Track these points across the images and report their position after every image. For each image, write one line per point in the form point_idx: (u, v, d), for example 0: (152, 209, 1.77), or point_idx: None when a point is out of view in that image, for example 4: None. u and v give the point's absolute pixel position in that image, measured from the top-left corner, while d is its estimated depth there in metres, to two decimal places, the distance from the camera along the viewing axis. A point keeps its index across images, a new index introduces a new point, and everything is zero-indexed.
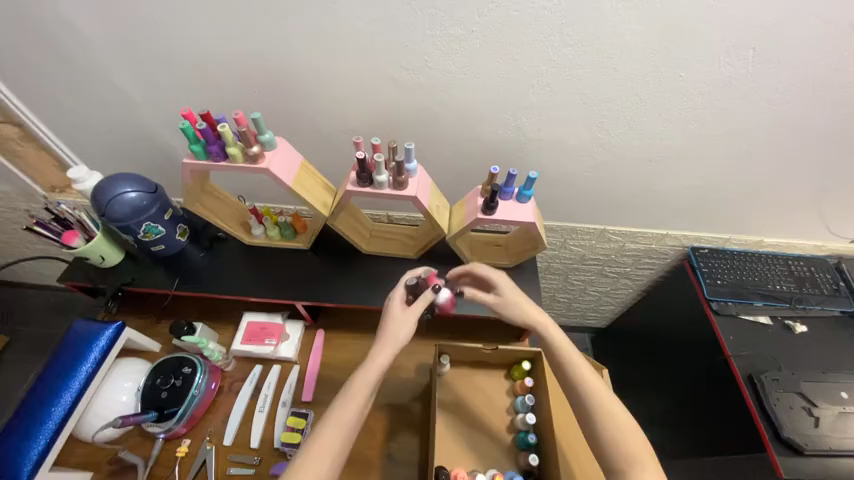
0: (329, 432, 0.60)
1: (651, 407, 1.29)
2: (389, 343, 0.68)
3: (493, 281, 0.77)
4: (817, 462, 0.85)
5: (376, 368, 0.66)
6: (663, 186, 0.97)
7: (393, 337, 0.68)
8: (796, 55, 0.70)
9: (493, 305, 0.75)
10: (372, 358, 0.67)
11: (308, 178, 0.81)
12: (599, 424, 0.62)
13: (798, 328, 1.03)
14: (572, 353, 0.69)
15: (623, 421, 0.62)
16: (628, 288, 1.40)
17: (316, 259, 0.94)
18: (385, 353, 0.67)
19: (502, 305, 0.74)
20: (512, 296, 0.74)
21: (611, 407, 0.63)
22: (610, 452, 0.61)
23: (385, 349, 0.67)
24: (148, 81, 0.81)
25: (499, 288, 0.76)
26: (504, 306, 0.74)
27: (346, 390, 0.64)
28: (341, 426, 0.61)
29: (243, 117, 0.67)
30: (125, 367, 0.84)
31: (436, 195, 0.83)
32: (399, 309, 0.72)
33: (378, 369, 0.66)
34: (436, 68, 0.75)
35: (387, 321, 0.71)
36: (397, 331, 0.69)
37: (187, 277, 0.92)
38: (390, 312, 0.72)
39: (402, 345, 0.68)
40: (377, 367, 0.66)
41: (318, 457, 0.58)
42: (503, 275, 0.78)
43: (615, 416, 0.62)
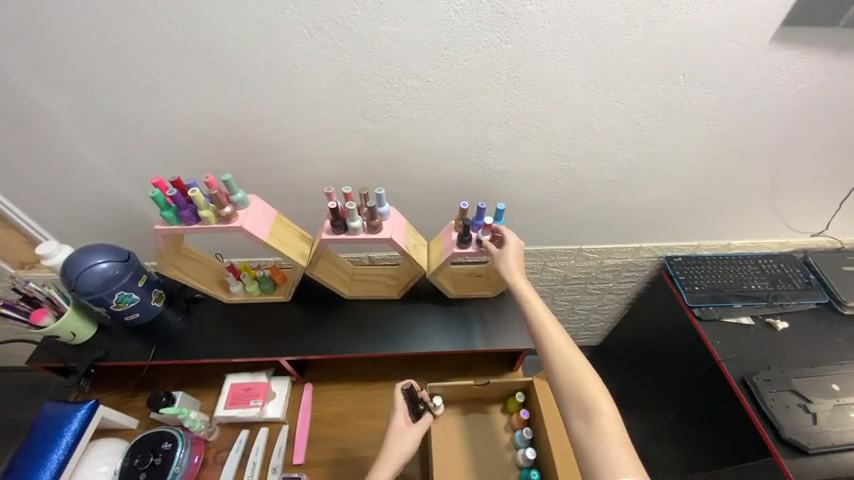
0: None
1: (655, 423, 1.27)
2: (389, 461, 0.69)
3: (504, 239, 0.79)
4: (821, 461, 0.84)
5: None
6: (627, 203, 1.02)
7: (390, 456, 0.70)
8: (721, 77, 0.77)
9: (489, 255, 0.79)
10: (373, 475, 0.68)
11: (284, 231, 0.81)
12: (562, 382, 0.64)
13: (779, 324, 1.05)
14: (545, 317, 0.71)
15: (586, 376, 0.64)
16: (614, 303, 1.42)
17: (298, 309, 0.93)
18: (384, 471, 0.68)
19: (502, 258, 0.77)
20: (514, 257, 0.77)
21: (574, 363, 0.65)
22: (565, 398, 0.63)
23: (386, 466, 0.69)
24: (119, 152, 0.83)
25: (507, 245, 0.78)
26: (504, 263, 0.77)
27: None
28: None
29: (214, 180, 0.68)
30: (99, 450, 0.79)
31: (412, 234, 0.84)
32: (398, 423, 0.74)
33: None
34: (399, 116, 0.79)
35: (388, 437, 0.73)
36: (397, 446, 0.71)
37: (165, 344, 0.89)
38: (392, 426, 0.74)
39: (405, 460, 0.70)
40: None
41: None
42: (517, 236, 0.79)
43: (581, 380, 0.63)
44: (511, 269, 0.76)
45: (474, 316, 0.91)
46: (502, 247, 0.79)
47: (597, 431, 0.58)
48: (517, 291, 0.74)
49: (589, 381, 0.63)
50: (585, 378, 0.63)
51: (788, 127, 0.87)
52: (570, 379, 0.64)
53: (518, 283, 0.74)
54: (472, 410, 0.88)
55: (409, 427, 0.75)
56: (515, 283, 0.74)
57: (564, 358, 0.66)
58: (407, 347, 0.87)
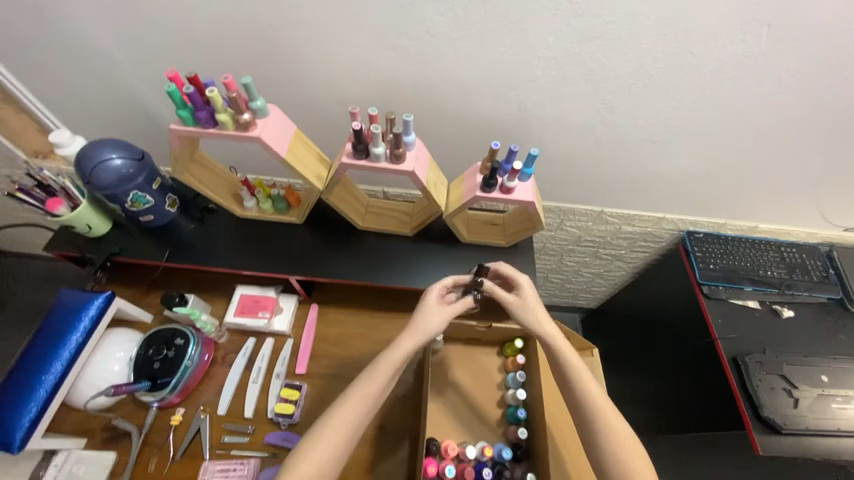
0: (348, 405, 0.65)
1: (637, 385, 1.33)
2: (417, 330, 0.71)
3: (520, 283, 0.77)
4: (791, 440, 0.88)
5: (398, 355, 0.69)
6: (662, 168, 0.96)
7: (418, 327, 0.71)
8: (811, 34, 0.67)
9: (512, 305, 0.75)
10: (399, 342, 0.70)
11: (301, 148, 0.78)
12: (586, 413, 0.66)
13: (785, 313, 1.05)
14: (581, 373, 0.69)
15: (623, 435, 0.64)
16: (621, 270, 1.41)
17: (310, 233, 0.92)
18: (410, 340, 0.70)
19: (521, 304, 0.75)
20: (534, 298, 0.76)
21: (612, 421, 0.65)
22: (603, 453, 0.63)
23: (413, 336, 0.70)
24: (131, 40, 0.77)
25: (525, 290, 0.76)
26: (522, 307, 0.74)
27: (367, 368, 0.68)
28: (357, 408, 0.65)
29: (233, 81, 0.64)
30: (116, 337, 0.84)
31: (434, 171, 0.81)
32: (431, 300, 0.73)
33: (403, 353, 0.69)
34: (437, 35, 0.71)
35: (421, 310, 0.73)
36: (428, 320, 0.71)
37: (178, 248, 0.90)
38: (426, 301, 0.73)
39: (429, 337, 0.70)
40: (395, 358, 0.68)
41: (336, 428, 0.63)
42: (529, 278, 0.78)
43: (620, 441, 0.63)
44: (532, 313, 0.74)
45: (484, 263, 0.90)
46: (521, 293, 0.76)
47: None
48: (551, 344, 0.71)
49: (610, 410, 0.66)
50: (605, 410, 0.66)
51: None
52: (596, 410, 0.66)
53: (551, 338, 0.71)
54: (469, 350, 0.91)
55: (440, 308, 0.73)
56: (550, 337, 0.72)
57: (604, 417, 0.65)
58: (414, 284, 0.87)
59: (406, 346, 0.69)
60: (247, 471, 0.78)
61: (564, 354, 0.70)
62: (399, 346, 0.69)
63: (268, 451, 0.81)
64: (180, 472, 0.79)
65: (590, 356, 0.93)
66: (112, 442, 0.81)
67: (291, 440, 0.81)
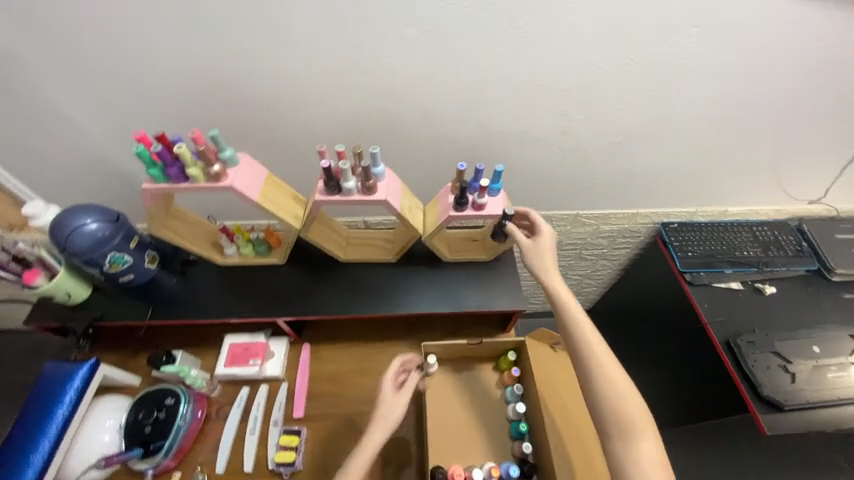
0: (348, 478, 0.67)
1: (640, 381, 1.33)
2: (384, 423, 0.73)
3: (540, 230, 0.82)
4: (795, 416, 0.89)
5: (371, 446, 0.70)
6: (627, 166, 1.00)
7: (385, 417, 0.73)
8: (736, 30, 0.73)
9: (526, 251, 0.80)
10: (370, 436, 0.71)
11: (274, 189, 0.79)
12: (586, 360, 0.70)
13: (768, 289, 1.07)
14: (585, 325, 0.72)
15: (622, 387, 0.67)
16: (607, 269, 1.43)
17: (293, 273, 0.93)
18: (378, 433, 0.71)
19: (535, 251, 0.80)
20: (549, 247, 0.80)
21: (612, 374, 0.68)
22: (601, 401, 0.67)
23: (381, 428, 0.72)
24: (99, 108, 0.79)
25: (542, 238, 0.81)
26: (536, 253, 0.79)
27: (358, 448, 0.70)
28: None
29: (200, 135, 0.66)
30: (104, 405, 0.81)
31: (408, 196, 0.83)
32: (390, 392, 0.76)
33: (372, 448, 0.70)
34: (393, 71, 0.75)
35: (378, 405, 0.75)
36: (391, 412, 0.74)
37: (161, 305, 0.89)
38: (382, 394, 0.76)
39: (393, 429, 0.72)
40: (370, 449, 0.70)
41: None
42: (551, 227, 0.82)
43: (618, 394, 0.66)
44: (544, 261, 0.78)
45: (469, 280, 0.91)
46: (536, 239, 0.81)
47: (631, 445, 0.64)
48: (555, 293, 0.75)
49: (610, 363, 0.69)
50: (604, 359, 0.69)
51: (799, 88, 0.84)
52: (596, 360, 0.69)
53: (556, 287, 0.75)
54: (464, 369, 0.90)
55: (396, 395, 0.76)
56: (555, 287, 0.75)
57: (603, 367, 0.69)
58: (403, 310, 0.88)
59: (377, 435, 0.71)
60: None
61: (569, 309, 0.73)
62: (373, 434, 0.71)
63: None
64: None
65: None
66: None
67: None
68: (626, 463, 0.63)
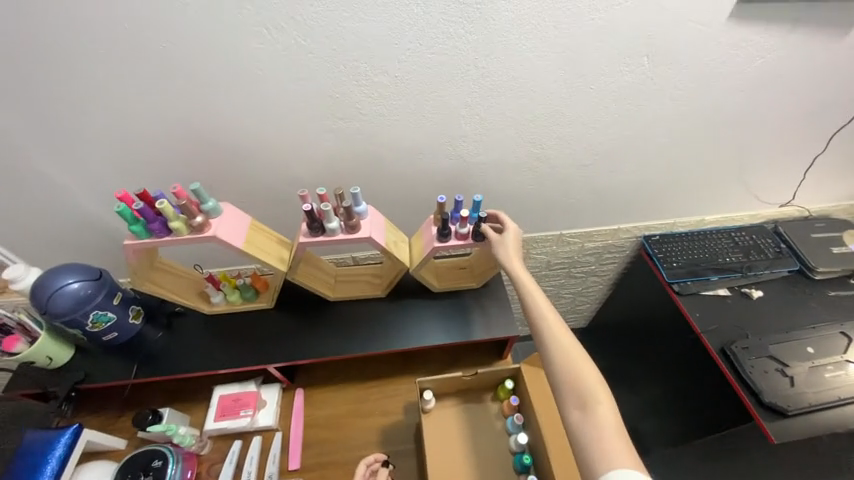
0: None
1: (643, 397, 1.31)
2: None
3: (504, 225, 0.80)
4: (800, 421, 0.88)
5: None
6: (603, 185, 1.04)
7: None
8: (685, 55, 0.79)
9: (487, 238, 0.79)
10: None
11: (257, 235, 0.79)
12: (546, 341, 0.64)
13: (755, 293, 1.09)
14: (540, 300, 0.68)
15: (581, 361, 0.62)
16: (598, 285, 1.44)
17: (283, 316, 0.91)
18: None
19: (499, 244, 0.77)
20: (514, 240, 0.78)
21: (568, 346, 0.63)
22: (558, 374, 0.62)
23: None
24: (82, 168, 0.80)
25: (506, 231, 0.79)
26: (499, 245, 0.77)
27: None
28: None
29: (182, 189, 0.67)
30: (87, 474, 0.76)
31: (392, 231, 0.84)
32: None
33: None
34: (369, 114, 0.78)
35: None
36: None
37: (147, 361, 0.86)
38: None
39: None
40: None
41: None
42: (516, 224, 0.80)
43: (575, 367, 0.61)
44: (507, 251, 0.76)
45: (460, 309, 0.91)
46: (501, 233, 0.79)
47: (592, 420, 0.56)
48: (512, 272, 0.73)
49: (572, 345, 0.63)
50: (565, 341, 0.64)
51: (751, 102, 0.90)
52: (557, 342, 0.64)
53: (514, 267, 0.73)
54: (463, 402, 0.89)
55: None
56: (512, 267, 0.73)
57: (558, 339, 0.64)
58: (396, 345, 0.86)
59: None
60: None
61: (526, 287, 0.70)
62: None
63: None
64: None
65: None
66: None
67: None
68: (590, 449, 0.54)
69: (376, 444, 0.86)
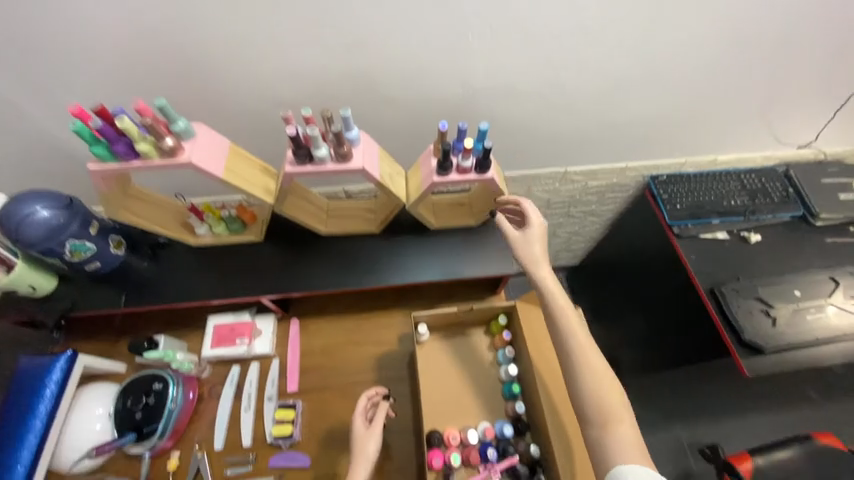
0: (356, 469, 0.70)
1: (623, 332, 1.37)
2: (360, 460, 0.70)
3: (529, 220, 0.74)
4: (774, 358, 0.92)
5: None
6: (618, 118, 0.95)
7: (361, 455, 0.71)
8: None
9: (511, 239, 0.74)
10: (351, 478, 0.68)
11: (239, 162, 0.72)
12: (573, 361, 0.64)
13: (753, 238, 1.08)
14: (568, 315, 0.66)
15: (604, 377, 0.62)
16: (595, 225, 1.42)
17: (273, 249, 0.88)
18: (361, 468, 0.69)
19: (523, 243, 0.73)
20: (539, 239, 0.73)
21: (593, 364, 0.63)
22: (583, 394, 0.62)
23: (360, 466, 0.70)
24: (26, 77, 0.69)
25: (531, 228, 0.73)
26: (524, 247, 0.72)
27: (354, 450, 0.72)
28: None
29: (146, 107, 0.59)
30: (91, 394, 0.79)
31: (387, 161, 0.76)
32: (359, 432, 0.73)
33: None
34: (360, 19, 0.66)
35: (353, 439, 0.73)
36: (366, 446, 0.72)
37: (136, 291, 0.85)
38: (354, 430, 0.73)
39: (371, 462, 0.70)
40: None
41: None
42: (541, 217, 0.74)
43: (600, 388, 0.61)
44: (532, 253, 0.72)
45: (457, 246, 0.89)
46: (525, 230, 0.74)
47: (614, 441, 0.59)
48: (539, 282, 0.70)
49: (596, 358, 0.64)
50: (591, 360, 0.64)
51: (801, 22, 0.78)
52: (582, 357, 0.63)
53: (542, 277, 0.70)
54: (457, 335, 0.91)
55: (369, 428, 0.74)
56: (539, 276, 0.70)
57: (585, 359, 0.63)
58: (391, 281, 0.85)
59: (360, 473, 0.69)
60: None
61: (553, 299, 0.67)
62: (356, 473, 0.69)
63: (275, 473, 0.80)
64: None
65: None
66: None
67: (295, 459, 0.80)
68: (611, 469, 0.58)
69: (370, 371, 0.90)
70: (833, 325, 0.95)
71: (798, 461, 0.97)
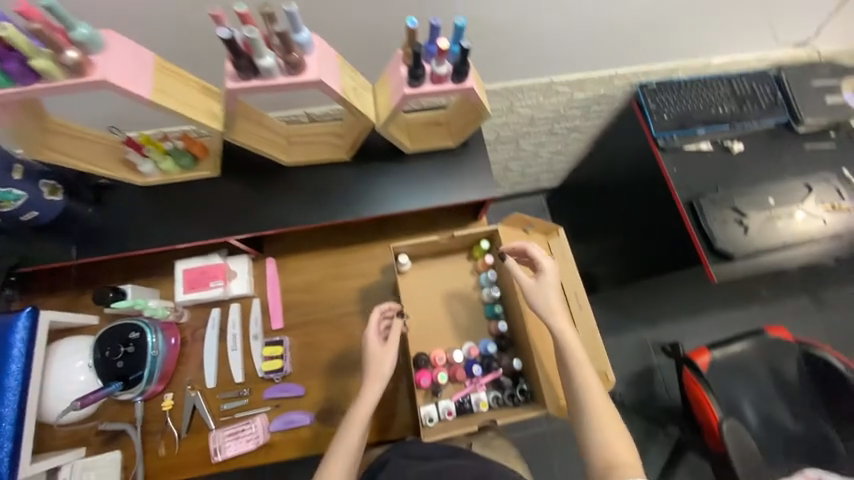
0: (369, 383, 0.71)
1: (596, 250, 1.41)
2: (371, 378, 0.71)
3: (540, 266, 0.74)
4: (742, 263, 0.97)
5: (371, 400, 0.70)
6: (610, 13, 0.84)
7: (374, 372, 0.72)
8: None
9: (527, 287, 0.74)
10: (362, 395, 0.71)
11: (169, 81, 0.60)
12: (583, 406, 0.66)
13: (735, 148, 1.06)
14: (578, 360, 0.69)
15: (609, 425, 0.65)
16: (579, 142, 1.36)
17: (233, 185, 0.80)
18: (376, 384, 0.71)
19: (539, 291, 0.73)
20: (553, 285, 0.73)
21: (601, 411, 0.65)
22: (588, 439, 0.65)
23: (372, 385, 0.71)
24: None
25: (545, 274, 0.74)
26: (539, 292, 0.72)
27: (366, 371, 0.73)
28: (369, 406, 0.70)
29: (27, 6, 0.47)
30: (65, 349, 0.76)
31: (350, 73, 0.66)
32: (374, 349, 0.73)
33: (366, 406, 0.70)
34: None
35: (367, 358, 0.73)
36: (382, 365, 0.72)
37: (86, 240, 0.77)
38: (369, 350, 0.73)
39: (387, 379, 0.72)
40: (369, 402, 0.70)
41: (354, 424, 0.69)
42: (554, 264, 0.74)
43: (604, 434, 0.64)
44: (547, 300, 0.72)
45: (436, 172, 0.83)
46: (539, 276, 0.74)
47: None
48: (555, 333, 0.70)
49: (603, 403, 0.66)
50: (600, 406, 0.66)
51: None
52: (590, 399, 0.66)
53: (558, 327, 0.70)
54: (439, 263, 0.89)
55: (384, 347, 0.74)
56: (554, 325, 0.71)
57: (594, 404, 0.66)
58: (368, 212, 0.80)
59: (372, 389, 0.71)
60: (257, 430, 0.79)
61: (567, 348, 0.69)
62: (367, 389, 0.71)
63: (271, 404, 0.82)
64: (191, 448, 0.79)
65: (554, 238, 0.88)
66: (113, 442, 0.80)
67: (288, 390, 0.82)
68: None
69: (355, 304, 0.89)
70: (800, 230, 0.99)
71: (749, 351, 1.09)
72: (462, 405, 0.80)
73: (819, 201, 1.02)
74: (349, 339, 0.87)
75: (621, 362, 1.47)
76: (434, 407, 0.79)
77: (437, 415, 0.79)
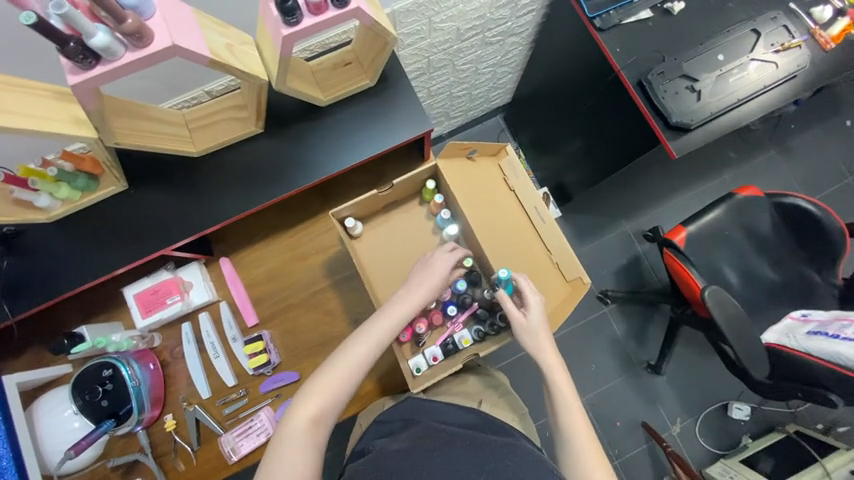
0: (410, 288, 0.70)
1: (560, 161, 1.36)
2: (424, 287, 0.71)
3: (528, 302, 0.72)
4: (700, 132, 0.93)
5: (408, 305, 0.68)
6: None
7: (424, 282, 0.71)
8: None
9: (516, 322, 0.71)
10: (398, 300, 0.69)
11: (5, 94, 0.51)
12: (563, 430, 0.63)
13: (677, 8, 0.97)
14: (563, 385, 0.66)
15: (596, 454, 0.61)
16: (519, 47, 1.24)
17: (149, 193, 0.72)
18: (418, 289, 0.70)
19: (526, 329, 0.70)
20: (541, 324, 0.71)
21: (583, 439, 0.62)
22: (568, 460, 0.61)
23: (416, 291, 0.70)
24: None
25: (533, 312, 0.71)
26: (527, 330, 0.70)
27: (411, 280, 0.72)
28: (385, 322, 0.66)
29: None
30: (44, 404, 0.73)
31: (217, 29, 0.56)
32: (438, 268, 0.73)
33: (375, 333, 0.65)
34: None
35: (426, 269, 0.73)
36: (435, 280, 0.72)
37: (13, 295, 0.70)
38: (433, 257, 0.74)
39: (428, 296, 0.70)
40: (393, 315, 0.67)
41: (356, 342, 0.64)
42: (542, 300, 0.72)
43: (583, 460, 0.60)
44: (536, 339, 0.70)
45: (363, 120, 0.75)
46: (527, 314, 0.71)
47: None
48: (545, 367, 0.68)
49: (590, 440, 0.61)
50: (585, 432, 0.62)
51: None
52: (577, 438, 0.62)
53: (550, 361, 0.68)
54: (392, 217, 0.86)
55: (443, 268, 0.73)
56: (544, 358, 0.68)
57: (574, 427, 0.62)
58: (301, 183, 0.74)
59: (419, 293, 0.70)
60: (263, 424, 0.80)
61: (555, 380, 0.66)
62: (414, 291, 0.70)
63: (271, 396, 0.82)
64: (208, 455, 0.81)
65: (504, 157, 0.83)
66: (129, 474, 0.80)
67: (283, 379, 0.82)
68: None
69: (324, 279, 0.86)
70: (754, 80, 0.94)
71: (722, 217, 1.10)
72: (447, 348, 0.81)
73: (770, 45, 0.96)
74: (328, 315, 0.85)
75: (607, 260, 1.50)
76: (421, 357, 0.80)
77: (425, 364, 0.80)
